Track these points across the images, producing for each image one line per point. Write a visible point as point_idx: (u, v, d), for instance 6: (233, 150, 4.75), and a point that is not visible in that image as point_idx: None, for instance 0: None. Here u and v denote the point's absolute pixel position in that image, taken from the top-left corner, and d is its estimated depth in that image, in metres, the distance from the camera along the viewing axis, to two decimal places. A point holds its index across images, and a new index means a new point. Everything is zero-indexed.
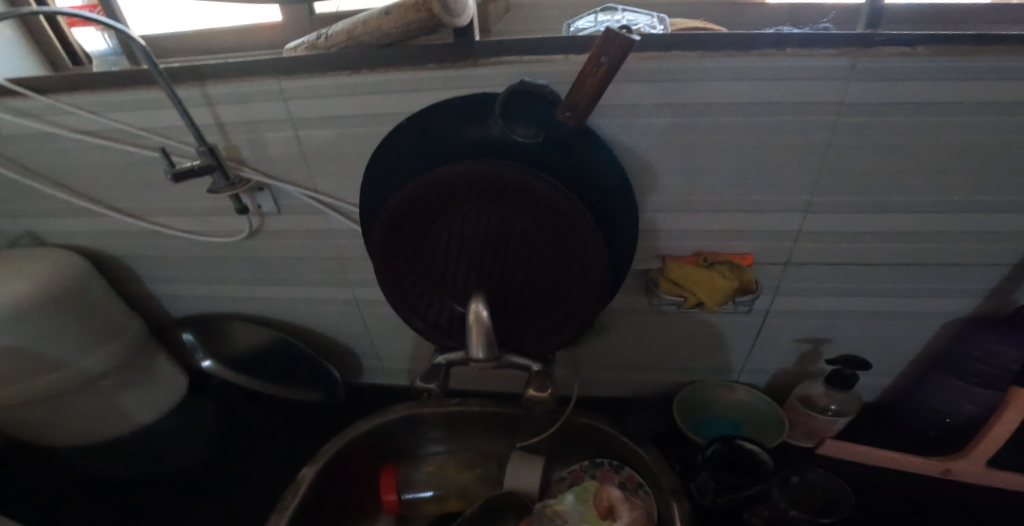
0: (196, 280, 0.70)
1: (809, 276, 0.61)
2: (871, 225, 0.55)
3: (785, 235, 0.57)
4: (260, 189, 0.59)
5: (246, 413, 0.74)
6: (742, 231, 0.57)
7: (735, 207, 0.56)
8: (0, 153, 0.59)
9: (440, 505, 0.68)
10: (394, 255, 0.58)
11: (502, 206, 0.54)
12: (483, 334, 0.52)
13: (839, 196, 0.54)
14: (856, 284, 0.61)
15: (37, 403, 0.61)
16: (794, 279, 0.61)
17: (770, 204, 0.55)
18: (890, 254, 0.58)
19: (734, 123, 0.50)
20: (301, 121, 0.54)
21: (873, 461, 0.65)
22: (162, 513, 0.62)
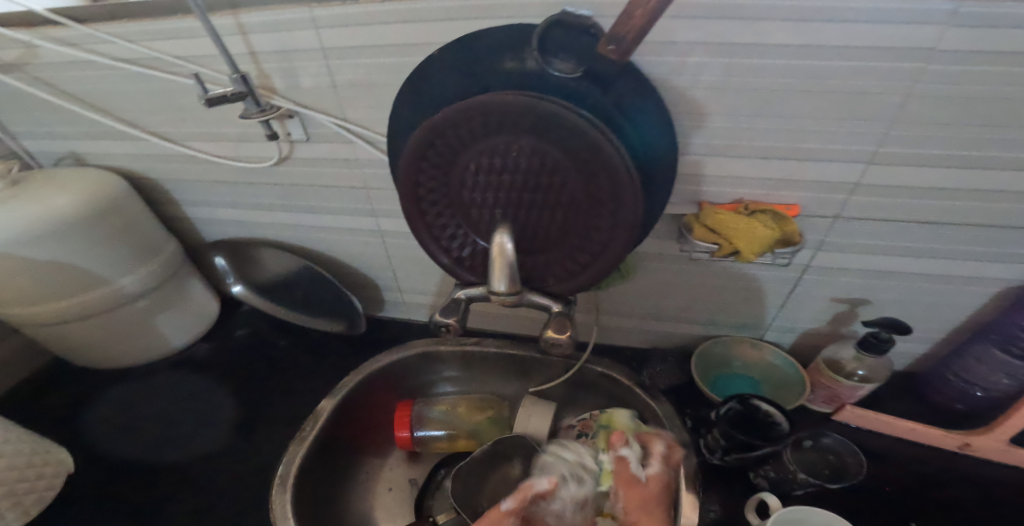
0: (232, 204, 0.76)
1: (863, 232, 0.53)
2: (947, 190, 0.48)
3: (842, 188, 0.50)
4: (290, 117, 0.60)
5: (279, 338, 0.85)
6: (792, 180, 0.50)
7: (789, 155, 0.49)
8: (50, 82, 0.65)
9: (451, 442, 0.76)
10: (419, 186, 0.53)
11: (534, 140, 0.48)
12: (507, 269, 0.48)
13: (909, 148, 0.46)
14: (919, 253, 0.53)
15: (84, 320, 0.69)
16: (844, 235, 0.53)
17: (826, 154, 0.48)
18: (962, 211, 0.49)
19: (795, 70, 0.44)
20: (327, 51, 0.53)
21: (890, 430, 0.59)
22: (221, 411, 0.75)
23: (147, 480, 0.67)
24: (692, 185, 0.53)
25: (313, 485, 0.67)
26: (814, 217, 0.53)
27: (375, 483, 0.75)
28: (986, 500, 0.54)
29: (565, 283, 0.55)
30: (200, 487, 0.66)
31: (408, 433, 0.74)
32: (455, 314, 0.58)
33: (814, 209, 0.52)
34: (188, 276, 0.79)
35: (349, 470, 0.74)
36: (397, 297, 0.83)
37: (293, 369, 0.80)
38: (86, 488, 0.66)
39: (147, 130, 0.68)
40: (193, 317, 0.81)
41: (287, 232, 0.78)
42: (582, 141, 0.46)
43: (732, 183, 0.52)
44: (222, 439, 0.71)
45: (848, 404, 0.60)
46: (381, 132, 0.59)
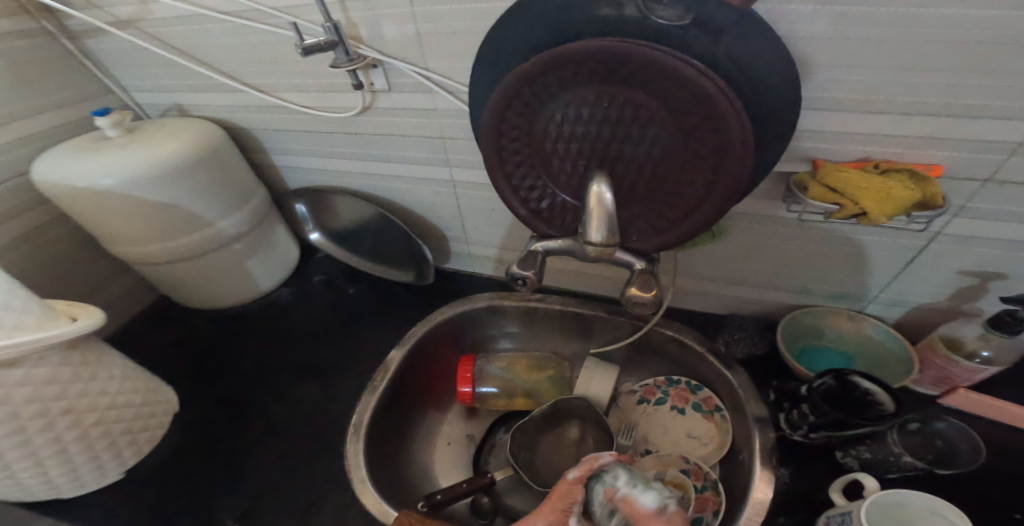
0: (314, 152, 0.77)
1: (1014, 199, 0.47)
2: None
3: (997, 150, 0.44)
4: (375, 66, 0.58)
5: (361, 287, 0.90)
6: (938, 138, 0.44)
7: (938, 110, 0.43)
8: (154, 34, 0.67)
9: (508, 402, 0.78)
10: (502, 136, 0.51)
11: (630, 88, 0.45)
12: (605, 221, 0.42)
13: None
14: None
15: (186, 261, 0.74)
16: (989, 201, 0.47)
17: (984, 110, 0.42)
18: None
19: (961, 14, 0.38)
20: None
21: (1006, 417, 0.55)
22: (312, 351, 0.81)
23: (247, 410, 0.74)
24: (808, 143, 0.48)
25: (387, 423, 0.73)
26: (955, 180, 0.47)
27: (451, 426, 0.80)
28: None
29: (650, 241, 0.52)
30: (297, 422, 0.72)
31: (469, 387, 0.76)
32: (533, 268, 0.56)
33: (958, 171, 0.46)
34: (274, 222, 0.83)
35: (421, 413, 0.79)
36: (470, 250, 0.84)
37: (374, 318, 0.85)
38: (195, 413, 0.75)
39: (238, 79, 0.69)
40: (278, 261, 0.86)
41: (364, 183, 0.78)
42: (687, 90, 0.43)
43: (858, 140, 0.47)
44: (314, 379, 0.77)
45: (961, 386, 0.56)
46: (462, 82, 0.56)
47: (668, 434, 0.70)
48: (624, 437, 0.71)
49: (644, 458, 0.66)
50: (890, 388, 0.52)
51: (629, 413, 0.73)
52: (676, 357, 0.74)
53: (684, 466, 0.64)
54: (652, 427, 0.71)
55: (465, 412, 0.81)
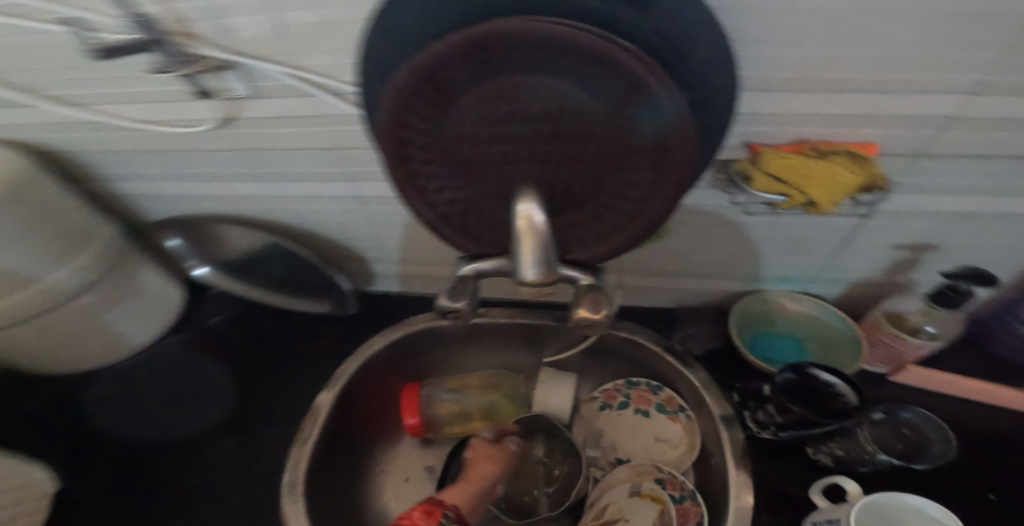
0: (173, 176, 0.63)
1: (942, 170, 0.43)
2: None
3: (930, 123, 0.39)
4: (226, 68, 0.45)
5: (274, 322, 0.78)
6: (872, 116, 0.40)
7: (873, 88, 0.38)
8: None
9: (465, 427, 0.74)
10: (405, 144, 0.43)
11: (552, 77, 0.38)
12: (541, 250, 0.35)
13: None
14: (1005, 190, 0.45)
15: (22, 323, 0.60)
16: (919, 173, 0.44)
17: (919, 82, 0.37)
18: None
19: None
20: None
21: (957, 391, 0.56)
22: (218, 410, 0.69)
23: (140, 498, 0.61)
24: (741, 128, 0.42)
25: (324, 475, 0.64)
26: (891, 156, 0.43)
27: (404, 462, 0.74)
28: None
29: (594, 248, 0.47)
30: (212, 498, 0.61)
31: (417, 419, 0.69)
32: (465, 296, 0.50)
33: (895, 147, 0.42)
34: (138, 263, 0.68)
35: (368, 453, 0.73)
36: (393, 268, 0.75)
37: (293, 358, 0.74)
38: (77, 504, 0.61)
39: (41, 94, 0.52)
40: (156, 307, 0.73)
41: (250, 205, 0.66)
42: (617, 77, 0.36)
43: (794, 121, 0.41)
44: (225, 439, 0.66)
45: (912, 364, 0.56)
46: (347, 81, 0.45)
47: (637, 439, 0.69)
48: (593, 450, 0.70)
49: (616, 470, 0.66)
50: (851, 381, 0.52)
51: (594, 423, 0.72)
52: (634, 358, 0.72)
53: (659, 475, 0.63)
54: (618, 434, 0.70)
55: (423, 442, 0.75)
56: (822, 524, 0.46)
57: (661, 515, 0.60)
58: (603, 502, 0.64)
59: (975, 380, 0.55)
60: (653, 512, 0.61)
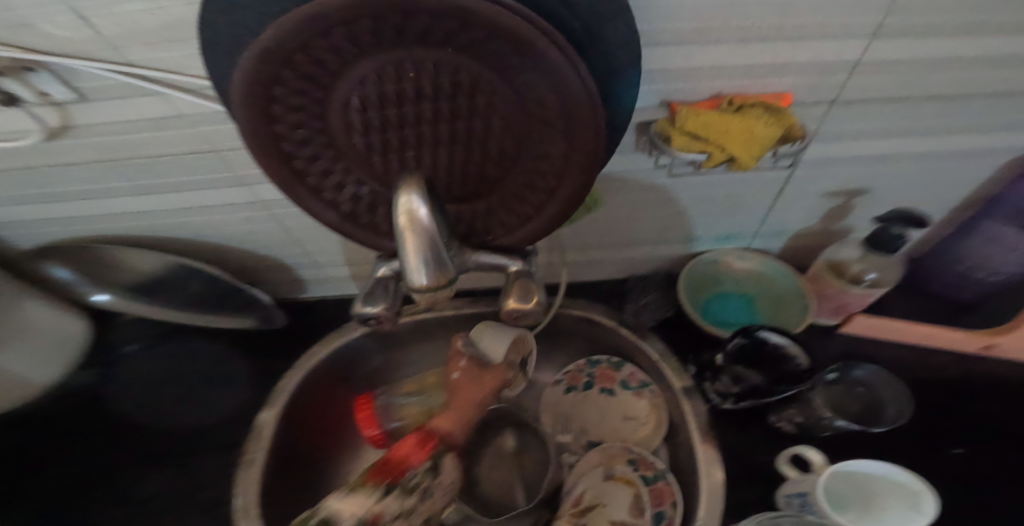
0: (22, 201, 0.54)
1: (863, 116, 0.40)
2: (979, 49, 0.35)
3: (841, 69, 0.36)
4: (31, 69, 0.37)
5: (200, 346, 0.72)
6: (782, 63, 0.36)
7: (778, 35, 0.34)
8: None
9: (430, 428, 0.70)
10: (283, 141, 0.37)
11: (433, 49, 0.33)
12: (428, 247, 0.31)
13: (931, 12, 0.32)
14: (931, 129, 0.42)
15: None
16: (841, 121, 0.41)
17: (824, 26, 0.33)
18: (980, 82, 0.38)
19: None
20: None
21: (902, 339, 0.56)
22: (146, 453, 0.63)
23: None
24: (654, 84, 0.38)
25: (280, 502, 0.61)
26: (804, 105, 0.39)
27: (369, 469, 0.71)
28: (985, 392, 0.54)
29: (519, 231, 0.43)
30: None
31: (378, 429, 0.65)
32: (384, 299, 0.45)
33: (809, 95, 0.38)
34: (14, 298, 0.60)
35: (330, 468, 0.70)
36: (320, 272, 0.70)
37: (224, 382, 0.69)
38: None
39: None
40: (54, 344, 0.66)
41: (137, 223, 0.58)
42: (503, 41, 0.31)
43: (705, 74, 0.37)
44: (161, 473, 0.62)
45: (857, 313, 0.55)
46: (199, 75, 0.38)
47: (605, 419, 0.68)
48: (563, 435, 0.68)
49: (588, 455, 0.65)
50: (799, 341, 0.50)
51: (560, 407, 0.70)
52: (592, 335, 0.70)
53: (630, 457, 0.62)
54: (586, 417, 0.69)
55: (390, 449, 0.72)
56: (794, 497, 0.47)
57: (635, 498, 0.59)
58: (578, 490, 0.62)
59: (924, 325, 0.54)
60: (627, 496, 0.60)
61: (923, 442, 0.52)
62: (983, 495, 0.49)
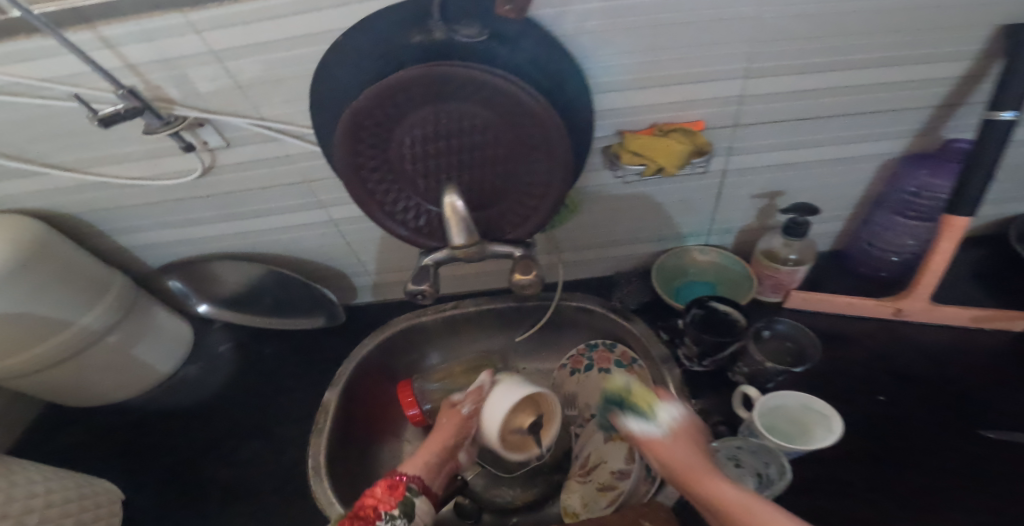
0: (161, 226, 0.74)
1: (761, 135, 0.57)
2: (821, 83, 0.52)
3: (731, 102, 0.53)
4: (201, 125, 0.57)
5: (275, 342, 0.90)
6: (691, 99, 0.53)
7: (682, 80, 0.51)
8: None
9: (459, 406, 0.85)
10: (361, 168, 0.55)
11: (458, 104, 0.51)
12: (464, 224, 0.50)
13: (776, 60, 0.50)
14: (813, 141, 0.58)
15: (66, 361, 0.70)
16: (747, 139, 0.57)
17: (710, 76, 0.51)
18: (833, 105, 0.54)
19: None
20: (219, 53, 0.49)
21: (833, 309, 0.69)
22: (241, 424, 0.81)
23: (190, 500, 0.73)
24: (607, 120, 0.55)
25: (343, 462, 0.76)
26: (715, 130, 0.56)
27: (411, 446, 0.85)
28: (909, 350, 0.66)
29: (522, 228, 0.60)
30: (257, 486, 0.73)
31: (417, 410, 0.80)
32: (427, 279, 0.61)
33: (716, 122, 0.55)
34: (148, 304, 0.80)
35: (378, 444, 0.84)
36: (369, 279, 0.88)
37: (298, 370, 0.86)
38: (142, 507, 0.73)
39: (44, 161, 0.60)
40: (169, 338, 0.84)
41: (240, 241, 0.78)
42: (502, 96, 0.49)
43: (639, 110, 0.55)
44: (257, 436, 0.79)
45: (793, 290, 0.69)
46: (305, 125, 0.57)
47: None
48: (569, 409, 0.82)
49: (589, 426, 0.79)
50: (739, 306, 0.65)
51: (567, 388, 0.84)
52: (591, 324, 0.85)
53: None
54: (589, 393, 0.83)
55: (427, 428, 0.86)
56: (745, 431, 0.59)
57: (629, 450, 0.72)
58: (586, 451, 0.76)
59: (845, 297, 0.68)
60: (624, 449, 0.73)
61: (859, 392, 0.63)
62: (900, 430, 0.59)
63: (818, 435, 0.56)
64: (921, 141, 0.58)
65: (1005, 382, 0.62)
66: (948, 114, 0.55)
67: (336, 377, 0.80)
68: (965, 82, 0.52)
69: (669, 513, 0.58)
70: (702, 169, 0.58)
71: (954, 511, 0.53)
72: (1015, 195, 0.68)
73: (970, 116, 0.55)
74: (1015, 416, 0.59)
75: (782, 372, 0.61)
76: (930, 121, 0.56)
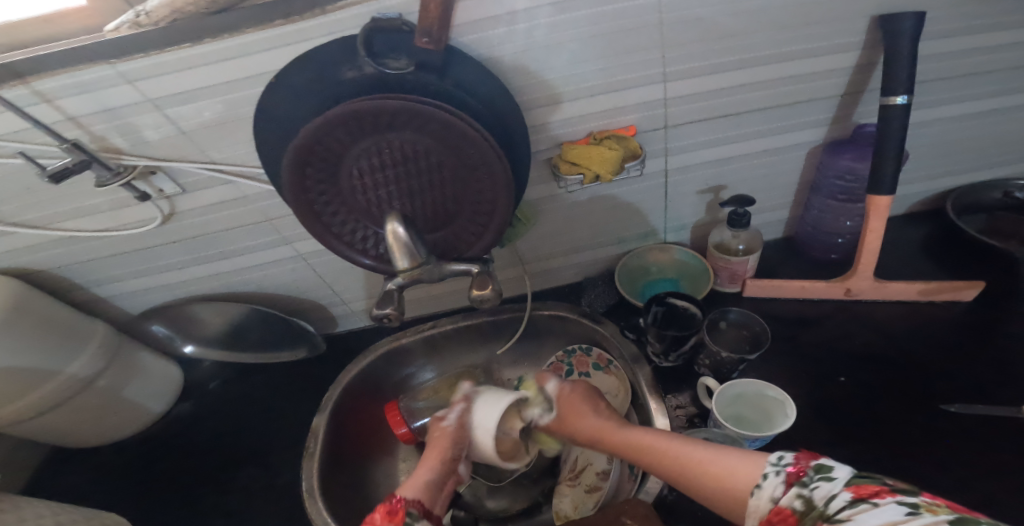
0: (133, 274, 0.77)
1: (690, 133, 0.62)
2: (732, 79, 0.57)
3: (656, 105, 0.58)
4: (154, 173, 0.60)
5: (257, 377, 0.92)
6: (620, 106, 0.57)
7: (609, 88, 0.56)
8: None
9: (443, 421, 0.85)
10: (314, 203, 0.57)
11: (397, 132, 0.53)
12: (405, 248, 0.53)
13: (690, 61, 0.55)
14: (736, 132, 0.63)
15: (53, 409, 0.72)
16: (679, 139, 0.62)
17: (632, 82, 0.56)
18: (749, 101, 0.60)
19: (583, 17, 0.50)
20: (158, 101, 0.52)
21: (788, 294, 0.72)
22: (229, 459, 0.82)
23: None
24: (546, 134, 0.59)
25: (336, 487, 0.76)
26: (646, 132, 0.61)
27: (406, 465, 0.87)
28: (862, 326, 0.68)
29: (477, 245, 0.62)
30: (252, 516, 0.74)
31: (405, 428, 0.81)
32: (392, 302, 0.62)
33: (646, 125, 0.60)
34: (133, 349, 0.81)
35: (369, 468, 0.84)
36: (345, 308, 0.90)
37: (283, 403, 0.87)
38: None
39: (10, 220, 0.63)
40: (160, 380, 0.85)
41: (213, 282, 0.80)
42: (436, 121, 0.51)
43: (576, 120, 0.58)
44: (247, 470, 0.80)
45: (749, 279, 0.72)
46: (254, 165, 0.60)
47: None
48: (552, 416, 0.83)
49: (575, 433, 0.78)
50: (697, 302, 0.68)
51: None
52: (566, 330, 0.84)
53: None
54: None
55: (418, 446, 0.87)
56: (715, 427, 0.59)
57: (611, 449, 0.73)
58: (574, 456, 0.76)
59: (798, 281, 0.71)
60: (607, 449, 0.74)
61: (823, 373, 0.64)
62: (865, 406, 0.60)
63: (782, 427, 0.56)
64: (838, 129, 0.65)
65: (955, 349, 0.64)
66: (850, 102, 0.62)
67: (323, 402, 0.81)
68: (860, 70, 0.59)
69: (648, 508, 0.59)
70: (637, 173, 0.61)
71: (926, 482, 0.54)
72: (926, 170, 0.76)
73: (872, 102, 0.62)
74: (968, 381, 0.61)
75: (739, 361, 0.63)
76: (840, 108, 0.63)
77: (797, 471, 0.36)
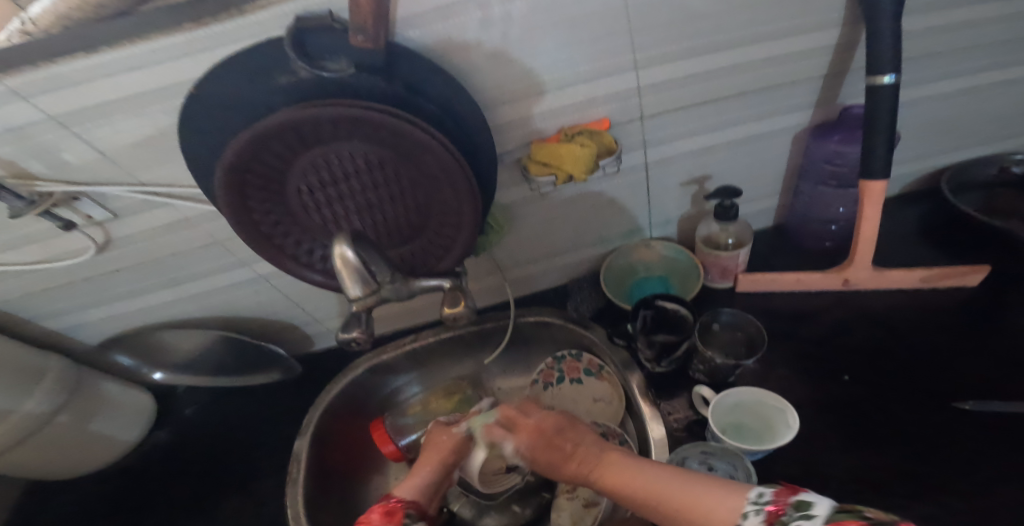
0: (78, 306, 0.71)
1: (667, 125, 0.57)
2: (709, 64, 0.52)
3: (628, 95, 0.53)
4: (77, 198, 0.54)
5: (230, 405, 0.86)
6: (590, 99, 0.53)
7: (575, 82, 0.51)
8: None
9: None
10: (260, 225, 0.52)
11: (342, 141, 0.47)
12: (358, 275, 0.47)
13: (659, 46, 0.50)
14: (717, 120, 0.58)
15: (26, 441, 0.66)
16: (656, 131, 0.57)
17: (600, 73, 0.51)
18: (729, 86, 0.55)
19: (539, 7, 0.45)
20: (66, 121, 0.47)
21: (784, 287, 0.68)
22: (201, 495, 0.76)
23: None
24: (511, 134, 0.54)
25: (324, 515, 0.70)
26: (621, 125, 0.56)
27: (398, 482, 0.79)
28: (863, 317, 0.64)
29: (446, 258, 0.57)
30: None
31: (392, 445, 0.73)
32: (357, 325, 0.56)
33: (619, 118, 0.55)
34: (96, 379, 0.75)
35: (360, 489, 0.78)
36: (319, 327, 0.85)
37: (259, 430, 0.82)
38: None
39: None
40: (132, 411, 0.80)
41: (170, 310, 0.75)
42: (384, 128, 0.45)
43: (542, 118, 0.53)
44: (220, 506, 0.75)
45: (741, 274, 0.68)
46: (191, 185, 0.54)
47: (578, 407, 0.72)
48: None
49: None
50: (688, 304, 0.65)
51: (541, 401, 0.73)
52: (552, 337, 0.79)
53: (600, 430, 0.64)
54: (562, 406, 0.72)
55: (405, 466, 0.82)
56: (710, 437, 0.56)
57: None
58: None
59: (793, 273, 0.67)
60: None
61: (824, 372, 0.60)
62: (871, 405, 0.57)
63: (781, 434, 0.54)
64: (824, 110, 0.60)
65: (959, 340, 0.61)
66: (836, 81, 0.58)
67: (305, 422, 0.74)
68: (846, 47, 0.55)
69: None
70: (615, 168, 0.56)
71: (947, 487, 0.50)
72: (920, 150, 0.72)
73: (859, 81, 0.58)
74: (977, 375, 0.57)
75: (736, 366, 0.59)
76: (826, 89, 0.58)
77: (776, 510, 0.33)
